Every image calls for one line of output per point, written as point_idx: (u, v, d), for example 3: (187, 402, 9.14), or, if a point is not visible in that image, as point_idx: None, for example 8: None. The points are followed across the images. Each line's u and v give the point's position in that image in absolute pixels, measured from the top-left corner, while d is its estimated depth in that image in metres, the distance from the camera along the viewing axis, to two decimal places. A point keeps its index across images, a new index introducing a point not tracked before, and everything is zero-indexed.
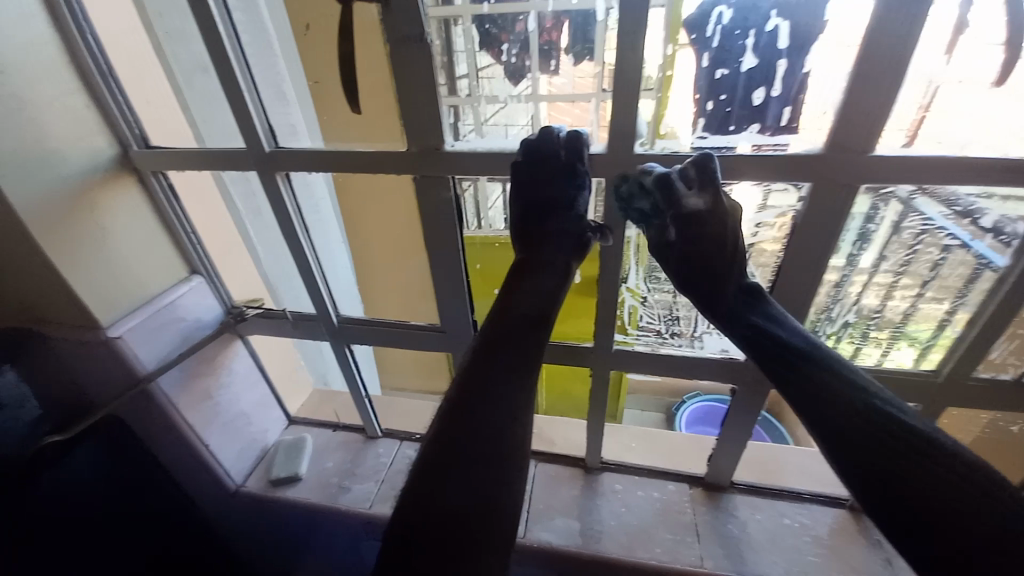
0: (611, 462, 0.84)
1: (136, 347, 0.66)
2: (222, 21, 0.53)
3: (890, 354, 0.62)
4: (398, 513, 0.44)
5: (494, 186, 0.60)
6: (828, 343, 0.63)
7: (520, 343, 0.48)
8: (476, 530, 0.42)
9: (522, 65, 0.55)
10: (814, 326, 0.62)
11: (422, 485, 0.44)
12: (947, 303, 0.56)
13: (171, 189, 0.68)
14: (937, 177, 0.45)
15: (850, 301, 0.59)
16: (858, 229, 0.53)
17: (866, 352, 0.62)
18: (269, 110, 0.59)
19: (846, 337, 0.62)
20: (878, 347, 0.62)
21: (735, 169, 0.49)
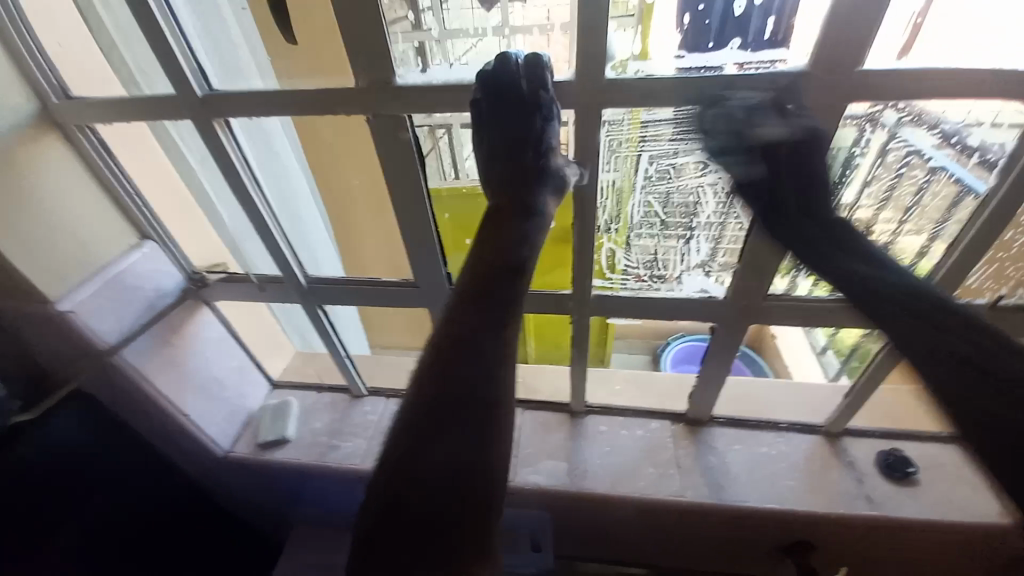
0: (596, 405, 0.85)
1: (90, 320, 0.62)
2: None
3: None
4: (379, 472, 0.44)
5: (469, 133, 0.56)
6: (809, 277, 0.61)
7: (493, 295, 0.45)
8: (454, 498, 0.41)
9: None
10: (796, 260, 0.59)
11: (401, 444, 0.44)
12: (925, 234, 0.55)
13: (104, 146, 0.62)
14: (924, 94, 0.43)
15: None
16: (837, 171, 0.51)
17: None
18: (199, 48, 0.53)
19: None
20: None
21: (716, 90, 0.45)
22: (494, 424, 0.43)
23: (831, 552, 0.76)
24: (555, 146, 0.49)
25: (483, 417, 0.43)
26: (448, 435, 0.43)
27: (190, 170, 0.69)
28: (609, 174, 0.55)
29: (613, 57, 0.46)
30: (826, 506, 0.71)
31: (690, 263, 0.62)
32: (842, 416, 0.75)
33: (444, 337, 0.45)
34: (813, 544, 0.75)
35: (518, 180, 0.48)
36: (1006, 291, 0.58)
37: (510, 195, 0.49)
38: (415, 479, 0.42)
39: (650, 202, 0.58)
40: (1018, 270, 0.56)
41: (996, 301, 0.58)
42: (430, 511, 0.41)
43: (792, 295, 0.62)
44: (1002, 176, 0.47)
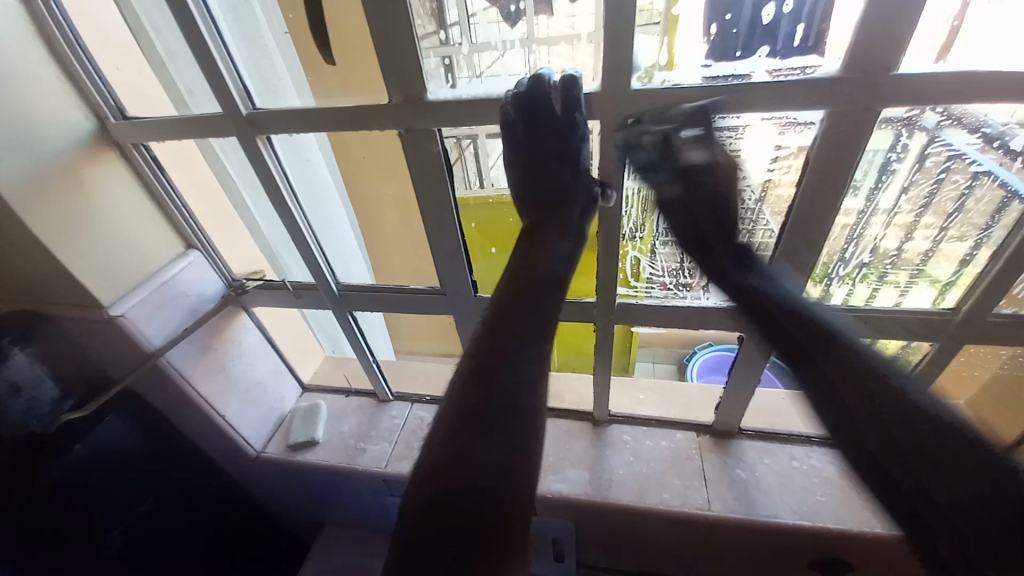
0: (620, 414, 0.84)
1: (140, 325, 0.66)
2: None
3: (909, 295, 0.59)
4: (416, 488, 0.43)
5: (494, 143, 0.58)
6: (845, 286, 0.60)
7: (535, 308, 0.47)
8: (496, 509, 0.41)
9: (515, 8, 0.51)
10: (828, 269, 0.58)
11: (443, 454, 0.43)
12: (970, 239, 0.53)
13: (155, 161, 0.66)
14: (958, 96, 0.42)
15: (869, 241, 0.56)
16: (873, 176, 0.50)
17: (884, 294, 0.59)
18: (243, 69, 0.56)
19: (864, 280, 0.59)
20: (896, 288, 0.59)
21: (745, 99, 0.45)
22: (533, 432, 0.44)
23: (868, 573, 0.73)
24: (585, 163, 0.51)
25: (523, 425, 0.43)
26: (488, 443, 0.43)
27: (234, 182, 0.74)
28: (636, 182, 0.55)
29: (641, 68, 0.46)
30: (863, 524, 0.68)
31: None
32: None
33: (482, 347, 0.47)
34: (848, 564, 0.72)
35: (552, 196, 0.51)
36: None
37: (543, 209, 0.51)
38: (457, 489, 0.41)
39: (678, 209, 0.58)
40: None
41: None
42: (472, 526, 0.40)
43: (828, 304, 0.60)
44: None
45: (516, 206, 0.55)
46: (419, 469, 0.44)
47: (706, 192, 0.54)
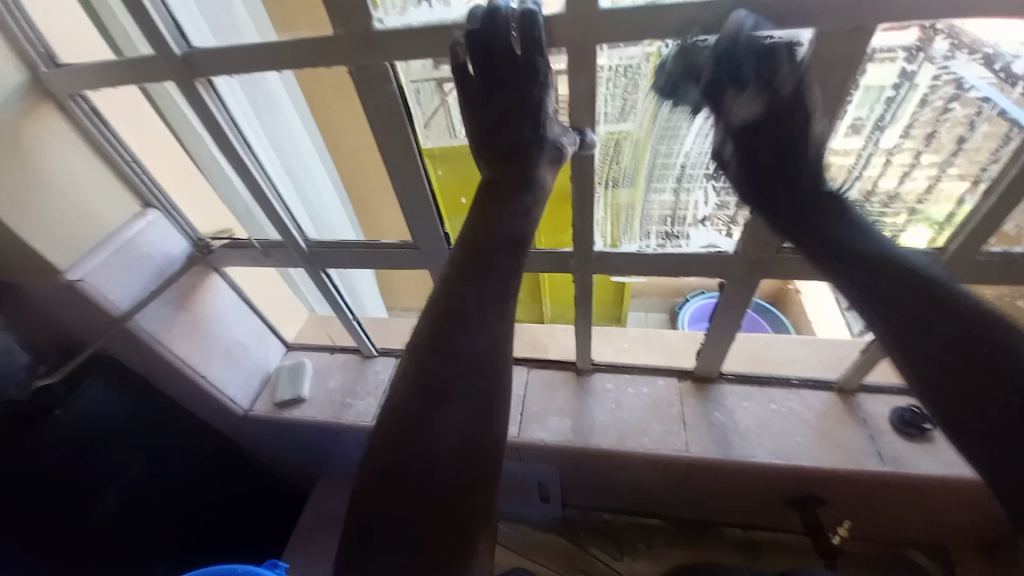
0: (604, 363, 0.85)
1: (103, 289, 0.64)
2: None
3: (904, 236, 0.56)
4: (373, 456, 0.43)
5: None
6: None
7: (493, 268, 0.45)
8: (451, 471, 0.41)
9: None
10: None
11: (398, 421, 0.43)
12: (969, 176, 0.50)
13: (97, 114, 0.61)
14: (958, 10, 0.38)
15: (868, 182, 0.52)
16: (874, 113, 0.46)
17: None
18: (173, 4, 0.50)
19: None
20: (890, 231, 0.56)
21: (719, 21, 0.41)
22: (491, 395, 0.43)
23: (840, 506, 0.76)
24: (549, 113, 0.47)
25: (481, 388, 0.43)
26: (445, 408, 0.42)
27: (199, 140, 0.66)
28: (617, 124, 0.52)
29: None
30: (836, 462, 0.70)
31: (696, 216, 0.59)
32: (858, 372, 0.72)
33: (441, 310, 0.45)
34: (822, 499, 0.75)
35: (512, 151, 0.46)
36: None
37: (504, 165, 0.47)
38: (413, 454, 0.41)
39: (667, 151, 0.54)
40: None
41: None
42: (429, 488, 0.41)
43: None
44: None
45: (472, 157, 0.50)
46: (376, 434, 0.44)
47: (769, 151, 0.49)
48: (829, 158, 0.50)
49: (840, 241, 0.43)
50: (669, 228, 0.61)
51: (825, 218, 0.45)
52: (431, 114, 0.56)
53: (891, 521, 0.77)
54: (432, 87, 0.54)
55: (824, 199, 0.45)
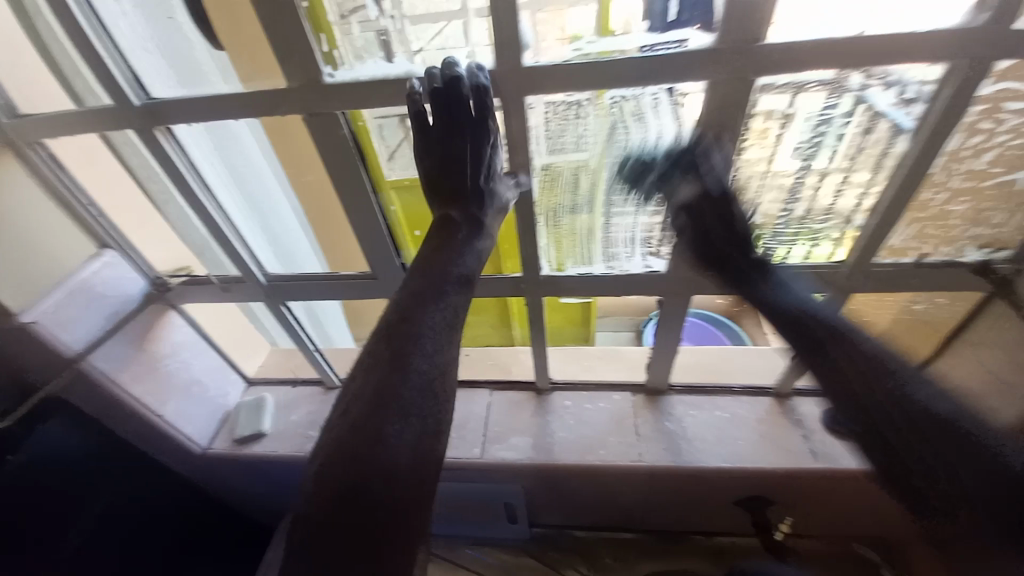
0: (562, 381, 0.88)
1: (57, 330, 0.64)
2: None
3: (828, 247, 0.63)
4: (321, 472, 0.44)
5: None
6: (784, 247, 0.64)
7: (445, 297, 0.49)
8: (392, 490, 0.43)
9: None
10: (766, 232, 0.63)
11: (347, 440, 0.44)
12: (872, 194, 0.57)
13: (55, 160, 0.62)
14: (821, 62, 0.45)
15: (806, 198, 0.58)
16: (810, 136, 0.53)
17: (820, 249, 0.63)
18: (131, 57, 0.54)
19: (800, 237, 0.63)
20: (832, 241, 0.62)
21: (629, 72, 0.47)
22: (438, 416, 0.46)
23: (787, 505, 0.81)
24: (495, 166, 0.53)
25: (428, 410, 0.45)
26: (392, 429, 0.44)
27: (158, 182, 0.68)
28: (575, 154, 0.57)
29: (541, 46, 0.48)
30: (777, 462, 0.75)
31: (638, 239, 0.65)
32: (791, 377, 0.79)
33: (395, 333, 0.48)
34: (769, 499, 0.80)
35: (460, 194, 0.52)
36: (929, 250, 0.61)
37: (449, 206, 0.52)
38: (361, 473, 0.43)
39: (615, 180, 0.59)
40: (938, 229, 0.60)
41: (920, 259, 0.62)
42: (374, 504, 0.42)
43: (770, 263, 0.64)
44: (920, 129, 0.50)
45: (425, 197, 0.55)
46: (325, 453, 0.45)
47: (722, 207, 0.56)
48: (771, 176, 0.57)
49: (792, 323, 0.53)
50: (624, 248, 0.66)
51: (761, 277, 0.56)
52: (395, 147, 0.60)
53: (833, 516, 0.83)
54: (396, 122, 0.57)
55: (758, 266, 0.57)
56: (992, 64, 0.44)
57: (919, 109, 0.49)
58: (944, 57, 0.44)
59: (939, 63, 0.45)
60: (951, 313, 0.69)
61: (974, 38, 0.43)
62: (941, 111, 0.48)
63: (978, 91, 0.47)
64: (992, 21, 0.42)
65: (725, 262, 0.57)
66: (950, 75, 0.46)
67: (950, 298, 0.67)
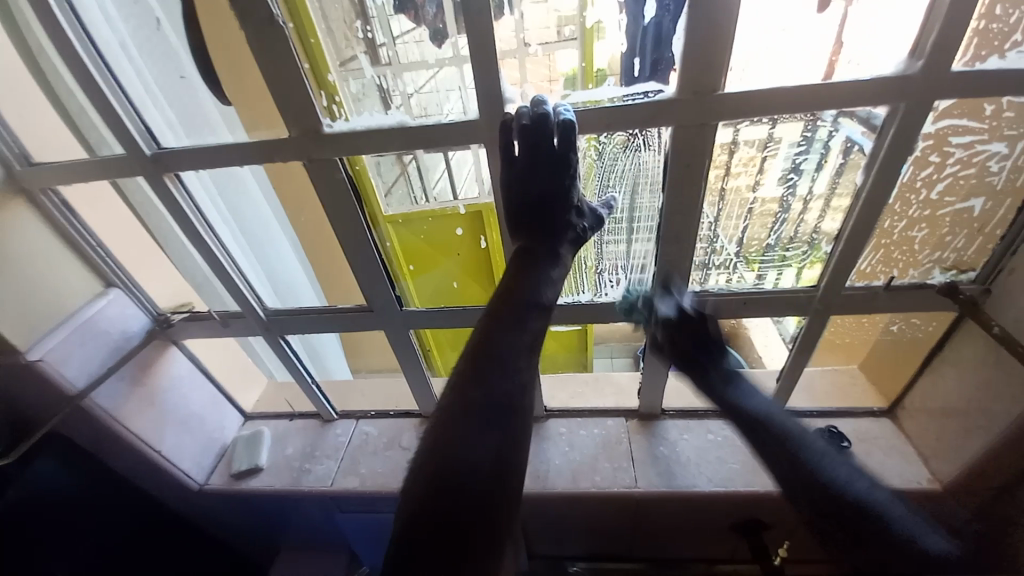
0: (555, 409, 0.89)
1: (60, 367, 0.66)
2: (72, 25, 0.52)
3: (802, 272, 0.66)
4: (413, 480, 0.45)
5: (433, 160, 0.63)
6: (774, 269, 0.67)
7: (526, 318, 0.50)
8: (484, 511, 0.43)
9: (441, 26, 0.52)
10: (757, 256, 0.66)
11: (439, 447, 0.45)
12: (835, 222, 0.61)
13: (65, 205, 0.65)
14: (778, 106, 0.50)
15: (793, 222, 0.62)
16: (791, 164, 0.57)
17: (803, 273, 0.66)
18: (143, 112, 0.58)
19: (785, 262, 0.66)
20: (813, 267, 0.65)
21: (601, 120, 0.52)
22: (520, 442, 0.46)
23: (781, 529, 0.81)
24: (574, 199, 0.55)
25: (513, 432, 0.46)
26: (476, 449, 0.45)
27: (164, 219, 0.72)
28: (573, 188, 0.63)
29: (529, 91, 0.54)
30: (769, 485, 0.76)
31: (625, 268, 0.69)
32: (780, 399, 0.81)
33: (477, 349, 0.49)
34: (764, 522, 0.80)
35: (539, 230, 0.54)
36: (896, 273, 0.65)
37: (531, 241, 0.55)
38: (450, 481, 0.43)
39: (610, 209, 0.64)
40: (902, 253, 0.63)
41: (890, 282, 0.65)
42: (471, 513, 0.43)
43: (761, 287, 0.68)
44: (871, 165, 0.54)
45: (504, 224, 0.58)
46: (417, 462, 0.46)
47: (691, 323, 0.63)
48: (759, 202, 0.61)
49: (738, 410, 0.56)
50: (617, 274, 0.70)
51: (722, 378, 0.60)
52: (392, 183, 0.65)
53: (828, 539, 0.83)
54: (393, 160, 0.62)
55: (727, 373, 0.60)
56: (931, 103, 0.49)
57: (870, 145, 0.54)
58: (884, 100, 0.49)
59: (882, 105, 0.50)
60: (926, 333, 0.72)
61: (911, 84, 0.48)
62: (888, 147, 0.52)
63: (921, 129, 0.51)
64: (927, 67, 0.47)
65: (690, 360, 0.62)
66: (893, 113, 0.50)
67: (924, 318, 0.71)
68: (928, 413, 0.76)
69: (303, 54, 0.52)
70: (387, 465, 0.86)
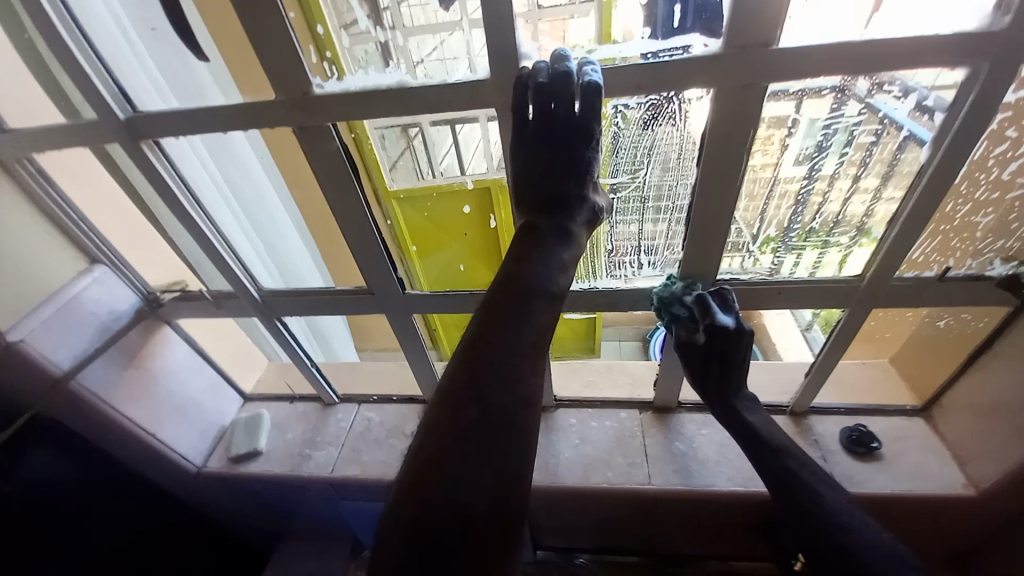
0: (566, 399, 0.85)
1: (45, 349, 0.62)
2: None
3: (826, 257, 0.61)
4: (400, 501, 0.39)
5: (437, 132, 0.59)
6: (793, 255, 0.61)
7: (531, 315, 0.44)
8: (480, 542, 0.37)
9: None
10: (773, 241, 0.60)
11: (431, 465, 0.40)
12: (866, 204, 0.55)
13: (42, 175, 0.60)
14: (837, 66, 0.43)
15: (814, 207, 0.56)
16: (815, 143, 0.51)
17: (828, 259, 0.61)
18: (117, 72, 0.52)
19: (809, 247, 0.60)
20: (839, 250, 0.60)
21: (631, 81, 0.45)
22: (524, 458, 0.40)
23: None
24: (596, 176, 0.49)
25: (514, 449, 0.40)
26: (473, 467, 0.39)
27: (155, 198, 0.65)
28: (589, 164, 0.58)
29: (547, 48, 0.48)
30: None
31: (644, 250, 0.63)
32: (807, 395, 0.77)
33: (475, 351, 0.43)
34: None
35: (552, 204, 0.48)
36: (952, 263, 0.58)
37: (540, 216, 0.48)
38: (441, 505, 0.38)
39: (622, 190, 0.59)
40: (962, 241, 0.57)
41: (943, 273, 0.58)
42: (464, 542, 0.37)
43: (776, 276, 0.62)
44: (939, 140, 0.47)
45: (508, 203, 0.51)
46: (404, 480, 0.40)
47: (734, 337, 0.57)
48: (778, 184, 0.54)
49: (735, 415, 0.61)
50: (631, 258, 0.65)
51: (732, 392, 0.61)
52: (395, 157, 0.65)
53: None
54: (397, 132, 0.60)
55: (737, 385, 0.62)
56: (1017, 67, 0.41)
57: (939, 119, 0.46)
58: (966, 60, 0.42)
59: (961, 66, 0.42)
60: (975, 330, 0.65)
61: (995, 42, 0.40)
62: (962, 120, 0.45)
63: (1003, 99, 0.44)
64: (1016, 24, 0.39)
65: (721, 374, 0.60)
66: (972, 78, 0.43)
67: (977, 313, 0.63)
68: (963, 414, 0.70)
69: (291, 5, 0.47)
70: (390, 453, 0.83)
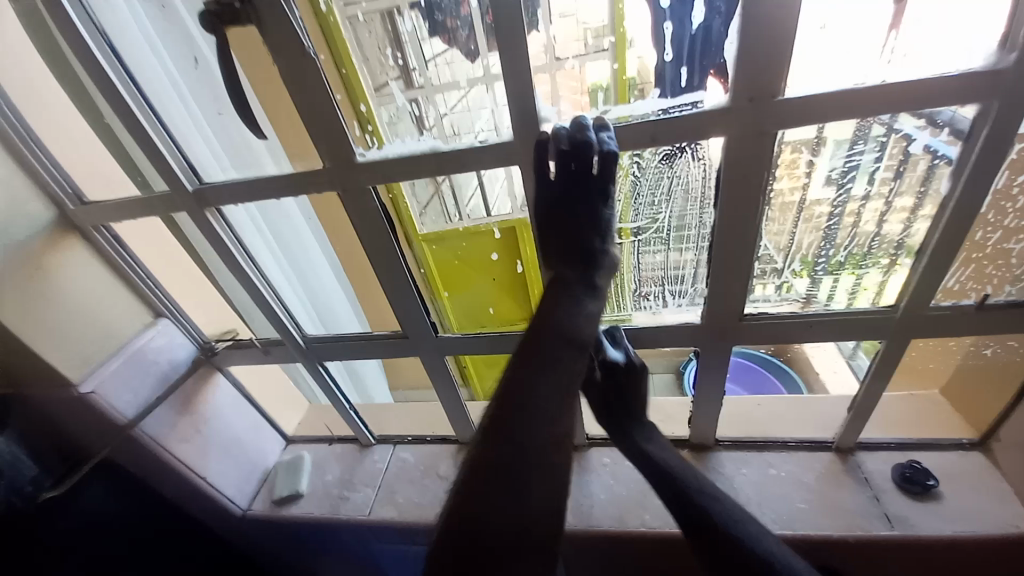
0: (599, 437, 0.84)
1: (111, 397, 0.68)
2: (111, 63, 0.53)
3: (868, 274, 0.59)
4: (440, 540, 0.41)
5: (465, 180, 0.61)
6: (830, 278, 0.60)
7: (559, 360, 0.45)
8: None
9: (473, 47, 0.53)
10: (811, 264, 0.59)
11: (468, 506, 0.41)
12: (900, 223, 0.54)
13: (117, 240, 0.68)
14: (845, 111, 0.45)
15: (848, 227, 0.56)
16: (842, 163, 0.51)
17: (869, 278, 0.59)
18: (185, 148, 0.59)
19: (843, 270, 0.59)
20: (878, 271, 0.58)
21: (646, 134, 0.49)
22: (557, 499, 0.41)
23: None
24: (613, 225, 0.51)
25: (547, 491, 0.41)
26: (508, 508, 0.40)
27: (212, 254, 0.72)
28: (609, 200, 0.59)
29: (565, 110, 0.51)
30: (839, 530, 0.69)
31: (670, 282, 0.64)
32: (851, 430, 0.74)
33: (506, 394, 0.44)
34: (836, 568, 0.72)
35: (574, 256, 0.50)
36: (991, 290, 0.57)
37: (563, 268, 0.51)
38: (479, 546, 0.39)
39: (650, 224, 0.61)
40: (998, 268, 0.56)
41: (983, 300, 0.57)
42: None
43: (813, 305, 0.62)
44: (958, 175, 0.48)
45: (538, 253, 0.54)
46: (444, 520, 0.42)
47: (627, 374, 0.62)
48: (806, 205, 0.55)
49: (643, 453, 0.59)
50: (659, 291, 0.66)
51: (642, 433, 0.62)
52: (426, 202, 0.64)
53: None
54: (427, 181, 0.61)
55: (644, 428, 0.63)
56: None
57: (955, 152, 0.47)
58: (975, 98, 0.43)
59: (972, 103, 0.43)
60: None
61: (1004, 80, 0.41)
62: (982, 147, 0.45)
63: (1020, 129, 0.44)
64: (1022, 60, 0.40)
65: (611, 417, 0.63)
66: (985, 114, 0.44)
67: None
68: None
69: (337, 85, 0.52)
70: (425, 494, 0.84)
